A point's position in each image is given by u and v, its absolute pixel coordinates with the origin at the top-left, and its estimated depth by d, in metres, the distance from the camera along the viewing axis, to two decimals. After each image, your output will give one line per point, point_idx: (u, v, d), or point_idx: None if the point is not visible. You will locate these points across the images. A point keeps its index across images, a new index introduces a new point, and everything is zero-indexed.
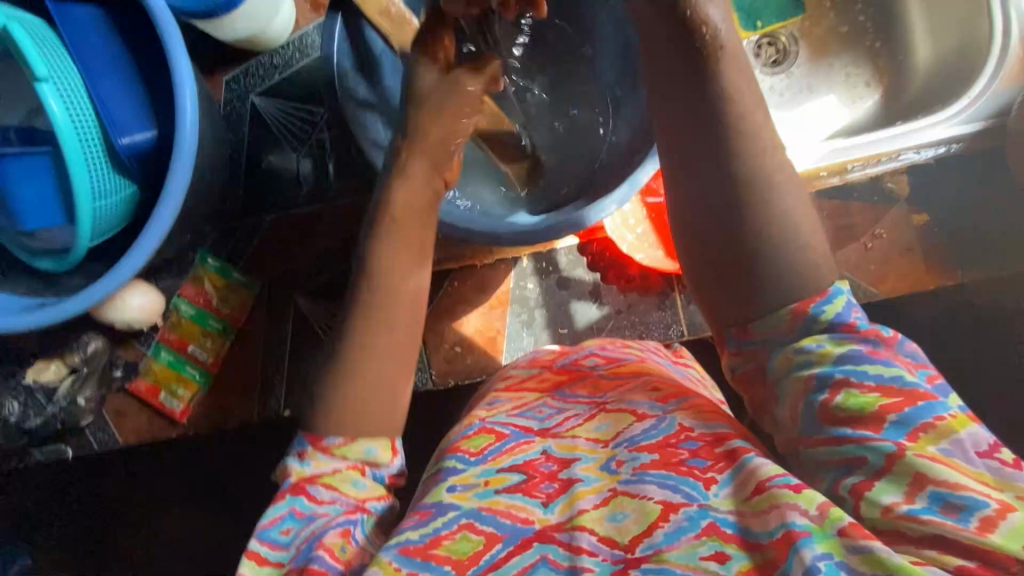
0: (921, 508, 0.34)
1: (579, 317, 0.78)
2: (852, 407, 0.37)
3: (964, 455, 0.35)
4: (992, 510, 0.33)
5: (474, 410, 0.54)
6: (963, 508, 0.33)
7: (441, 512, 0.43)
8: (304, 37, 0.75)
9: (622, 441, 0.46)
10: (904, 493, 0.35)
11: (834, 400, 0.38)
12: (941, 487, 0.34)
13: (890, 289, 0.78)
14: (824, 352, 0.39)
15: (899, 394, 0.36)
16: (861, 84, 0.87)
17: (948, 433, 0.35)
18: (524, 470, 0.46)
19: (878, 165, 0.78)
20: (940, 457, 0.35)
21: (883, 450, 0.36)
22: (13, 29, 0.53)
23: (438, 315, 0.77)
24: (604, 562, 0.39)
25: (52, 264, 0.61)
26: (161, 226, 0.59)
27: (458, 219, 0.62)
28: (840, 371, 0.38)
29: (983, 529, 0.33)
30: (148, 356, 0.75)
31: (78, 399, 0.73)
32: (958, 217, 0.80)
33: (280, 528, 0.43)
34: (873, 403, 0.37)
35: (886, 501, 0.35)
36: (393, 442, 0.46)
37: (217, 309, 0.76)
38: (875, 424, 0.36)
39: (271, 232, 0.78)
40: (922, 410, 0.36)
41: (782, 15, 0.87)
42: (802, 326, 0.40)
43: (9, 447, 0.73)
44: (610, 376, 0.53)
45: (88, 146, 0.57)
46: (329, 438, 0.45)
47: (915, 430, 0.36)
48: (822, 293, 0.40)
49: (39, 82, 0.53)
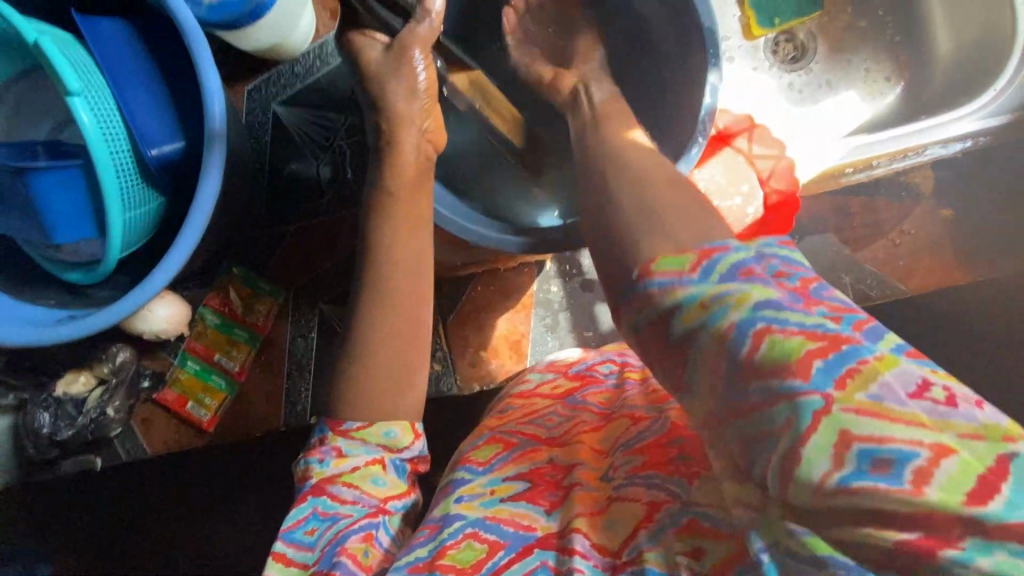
0: (852, 473, 0.29)
1: (604, 320, 0.78)
2: (777, 358, 0.31)
3: (896, 398, 0.29)
4: (924, 459, 0.28)
5: (484, 421, 0.56)
6: (893, 463, 0.28)
7: (447, 523, 0.43)
8: (324, 45, 0.74)
9: (619, 447, 0.46)
10: (831, 460, 0.29)
11: (758, 351, 0.32)
12: (867, 444, 0.29)
13: (919, 285, 0.78)
14: (738, 297, 0.33)
15: (824, 338, 0.31)
16: (882, 79, 0.86)
17: (874, 376, 0.30)
18: (529, 478, 0.46)
19: (905, 160, 0.76)
20: (868, 406, 0.29)
21: (811, 406, 0.30)
22: (44, 43, 0.52)
23: (462, 320, 0.76)
24: (595, 568, 0.39)
25: (83, 277, 0.62)
26: (191, 238, 0.59)
27: (493, 241, 0.63)
28: (761, 319, 0.32)
29: (918, 486, 0.27)
30: (174, 366, 0.75)
31: (108, 410, 0.73)
32: (986, 211, 0.79)
33: (305, 529, 0.43)
34: (799, 348, 0.31)
35: (817, 473, 0.29)
36: (413, 425, 0.48)
37: (242, 318, 0.76)
38: (802, 373, 0.30)
39: (299, 238, 0.79)
40: (847, 354, 0.30)
41: (799, 11, 0.84)
42: (707, 271, 0.35)
43: (39, 458, 0.74)
44: (618, 383, 0.55)
45: (119, 158, 0.58)
46: (348, 422, 0.47)
47: (842, 377, 0.30)
48: (722, 246, 0.36)
49: (71, 96, 0.53)
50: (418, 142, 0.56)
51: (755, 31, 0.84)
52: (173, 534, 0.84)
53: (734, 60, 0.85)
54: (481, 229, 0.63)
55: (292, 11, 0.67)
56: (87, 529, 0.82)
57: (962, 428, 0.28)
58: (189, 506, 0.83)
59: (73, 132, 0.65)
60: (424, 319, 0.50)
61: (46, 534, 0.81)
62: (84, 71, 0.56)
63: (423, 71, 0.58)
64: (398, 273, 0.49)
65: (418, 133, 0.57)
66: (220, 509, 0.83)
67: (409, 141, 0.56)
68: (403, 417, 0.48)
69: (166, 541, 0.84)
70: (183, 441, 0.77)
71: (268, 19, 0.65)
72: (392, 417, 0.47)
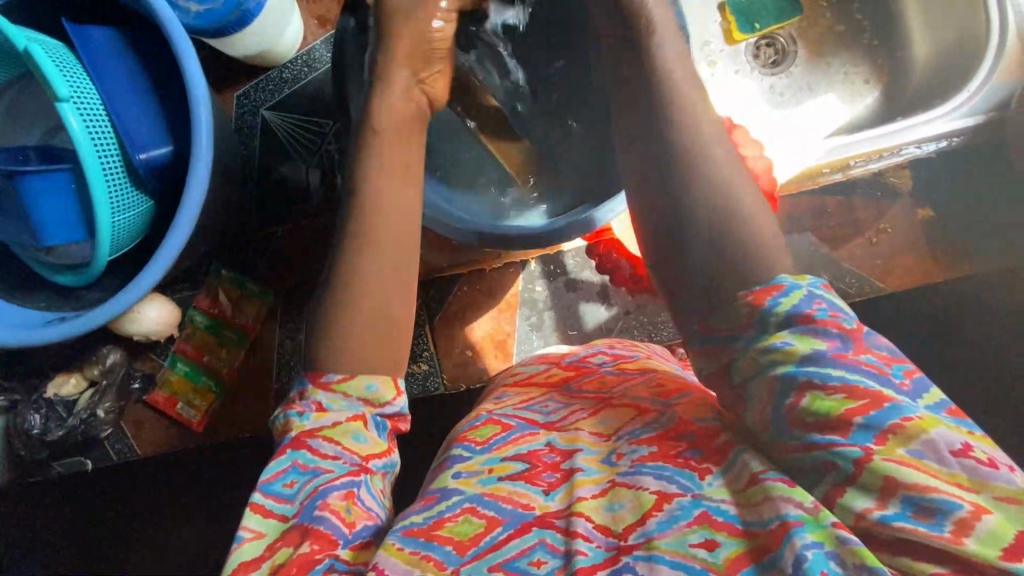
0: (894, 513, 0.34)
1: (588, 319, 0.79)
2: (818, 411, 0.37)
3: (937, 456, 0.34)
4: (966, 511, 0.33)
5: (482, 406, 0.56)
6: (937, 512, 0.33)
7: (445, 496, 0.45)
8: (312, 52, 0.77)
9: (623, 434, 0.47)
10: (875, 499, 0.35)
11: (800, 403, 0.38)
12: (911, 492, 0.34)
13: (896, 282, 0.79)
14: (787, 351, 0.39)
15: (865, 396, 0.36)
16: (861, 82, 0.88)
17: (917, 434, 0.35)
18: (527, 458, 0.47)
19: (882, 160, 0.78)
20: (909, 459, 0.34)
21: (851, 455, 0.35)
22: (33, 50, 0.53)
23: (448, 320, 0.78)
24: (598, 549, 0.39)
25: (73, 279, 0.63)
26: (179, 239, 0.60)
27: (472, 235, 0.65)
28: (805, 375, 0.38)
29: (958, 535, 0.32)
30: (164, 367, 0.76)
31: (98, 412, 0.74)
32: (962, 211, 0.80)
33: (284, 482, 0.44)
34: (839, 406, 0.36)
35: (859, 506, 0.35)
36: (394, 381, 0.49)
37: (231, 319, 0.77)
38: (842, 428, 0.36)
39: (285, 243, 0.79)
40: (888, 412, 0.35)
41: (779, 16, 0.85)
42: (760, 325, 0.41)
43: (30, 460, 0.75)
44: (615, 372, 0.55)
45: (108, 162, 0.59)
46: (328, 375, 0.47)
47: (883, 432, 0.35)
48: (778, 288, 0.41)
49: (60, 102, 0.54)
50: (410, 89, 0.57)
51: (736, 36, 0.86)
52: (162, 534, 0.84)
53: (716, 65, 0.87)
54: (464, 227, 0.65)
55: (279, 17, 0.69)
56: (76, 531, 0.83)
57: (999, 491, 0.33)
58: (179, 506, 0.83)
59: (64, 138, 0.66)
60: (397, 318, 0.50)
61: (36, 534, 0.82)
62: (73, 77, 0.58)
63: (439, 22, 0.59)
64: (379, 272, 0.50)
65: (415, 83, 0.58)
66: (209, 511, 0.84)
67: (400, 83, 0.57)
68: (383, 371, 0.48)
69: (155, 541, 0.84)
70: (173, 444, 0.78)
71: (254, 27, 0.66)
72: (372, 370, 0.48)
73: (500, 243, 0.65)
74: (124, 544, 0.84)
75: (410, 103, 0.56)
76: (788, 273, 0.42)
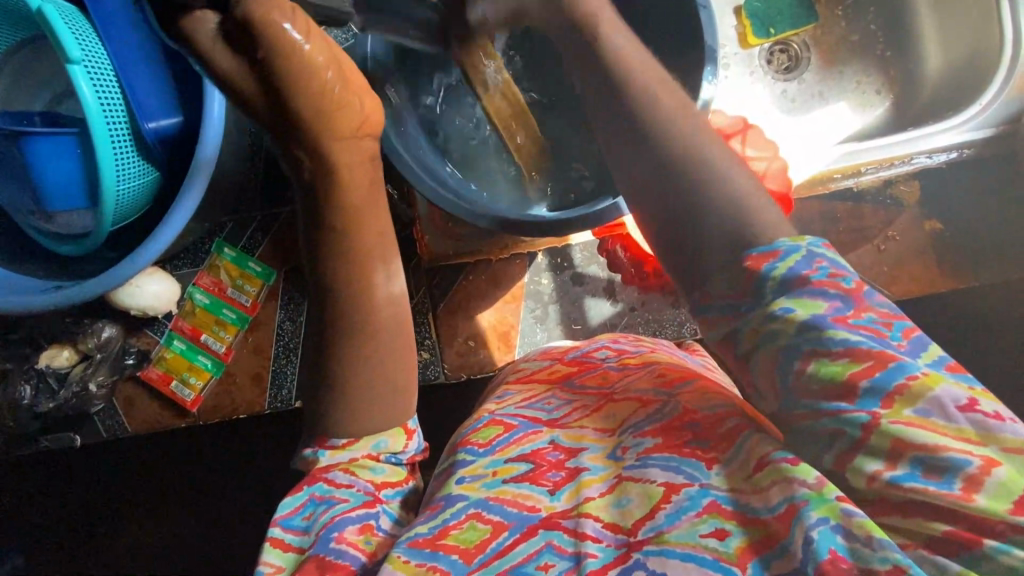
0: (904, 474, 0.33)
1: (593, 314, 0.78)
2: (823, 377, 0.35)
3: (943, 413, 0.33)
4: (975, 468, 0.31)
5: (484, 405, 0.55)
6: (945, 470, 0.32)
7: (449, 504, 0.43)
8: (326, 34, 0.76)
9: (628, 428, 0.45)
10: (884, 461, 0.33)
11: (806, 369, 0.36)
12: (920, 452, 0.32)
13: (902, 291, 0.78)
14: (788, 319, 0.36)
15: (868, 358, 0.34)
16: (872, 92, 0.88)
17: (923, 393, 0.33)
18: (531, 458, 0.45)
19: (892, 168, 0.79)
20: (916, 420, 0.33)
21: (859, 421, 0.34)
22: (48, 11, 0.52)
23: (452, 310, 0.77)
24: (607, 548, 0.38)
25: (71, 247, 0.62)
26: (188, 210, 0.59)
27: (459, 210, 0.61)
28: (806, 343, 0.36)
29: (968, 492, 0.31)
30: (160, 344, 0.75)
31: (90, 385, 0.72)
32: (971, 223, 0.80)
33: (302, 515, 0.43)
34: (843, 370, 0.34)
35: (870, 470, 0.34)
36: (403, 427, 0.48)
37: (230, 299, 0.76)
38: (847, 394, 0.34)
39: (289, 223, 0.78)
40: (893, 373, 0.33)
41: (795, 22, 0.86)
42: (760, 292, 0.37)
43: (20, 432, 0.74)
44: (618, 367, 0.52)
45: (116, 129, 0.58)
46: (333, 439, 0.47)
47: (889, 395, 0.33)
48: (773, 254, 0.38)
49: (72, 64, 0.53)
50: None
51: (750, 40, 0.86)
52: (156, 506, 0.85)
53: (730, 67, 0.87)
54: (453, 197, 0.61)
55: None
56: (71, 503, 0.84)
57: (1007, 443, 0.32)
58: (171, 479, 0.84)
59: (71, 105, 0.66)
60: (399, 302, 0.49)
61: (28, 500, 0.83)
62: (86, 40, 0.57)
63: (306, 39, 0.43)
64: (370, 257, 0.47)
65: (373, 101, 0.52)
66: (205, 486, 0.85)
67: None
68: (386, 400, 0.47)
69: (151, 517, 0.85)
70: (164, 420, 0.75)
71: None
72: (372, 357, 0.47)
73: (465, 216, 0.61)
74: (123, 515, 0.85)
75: (365, 156, 0.48)
76: (784, 236, 0.39)
